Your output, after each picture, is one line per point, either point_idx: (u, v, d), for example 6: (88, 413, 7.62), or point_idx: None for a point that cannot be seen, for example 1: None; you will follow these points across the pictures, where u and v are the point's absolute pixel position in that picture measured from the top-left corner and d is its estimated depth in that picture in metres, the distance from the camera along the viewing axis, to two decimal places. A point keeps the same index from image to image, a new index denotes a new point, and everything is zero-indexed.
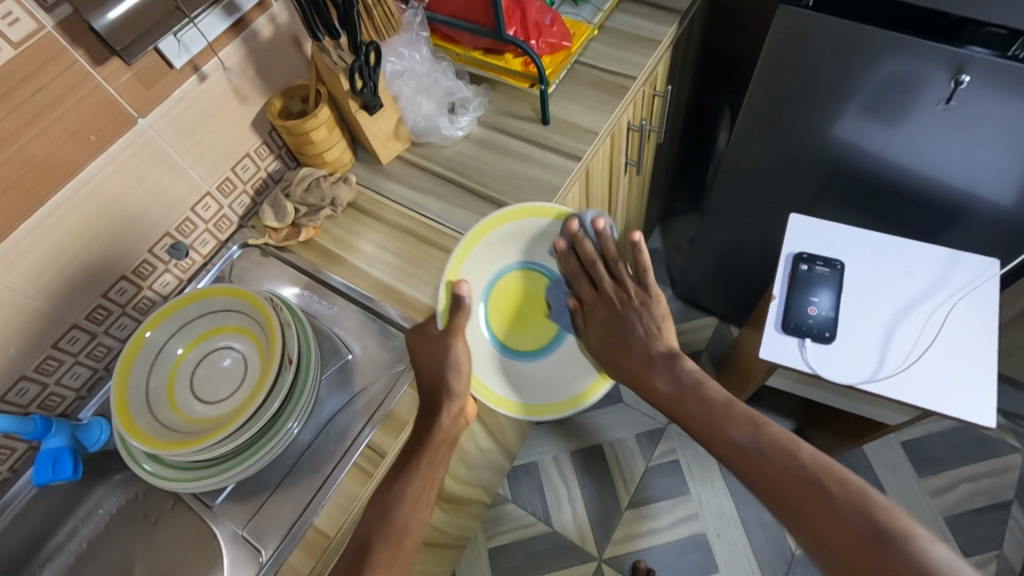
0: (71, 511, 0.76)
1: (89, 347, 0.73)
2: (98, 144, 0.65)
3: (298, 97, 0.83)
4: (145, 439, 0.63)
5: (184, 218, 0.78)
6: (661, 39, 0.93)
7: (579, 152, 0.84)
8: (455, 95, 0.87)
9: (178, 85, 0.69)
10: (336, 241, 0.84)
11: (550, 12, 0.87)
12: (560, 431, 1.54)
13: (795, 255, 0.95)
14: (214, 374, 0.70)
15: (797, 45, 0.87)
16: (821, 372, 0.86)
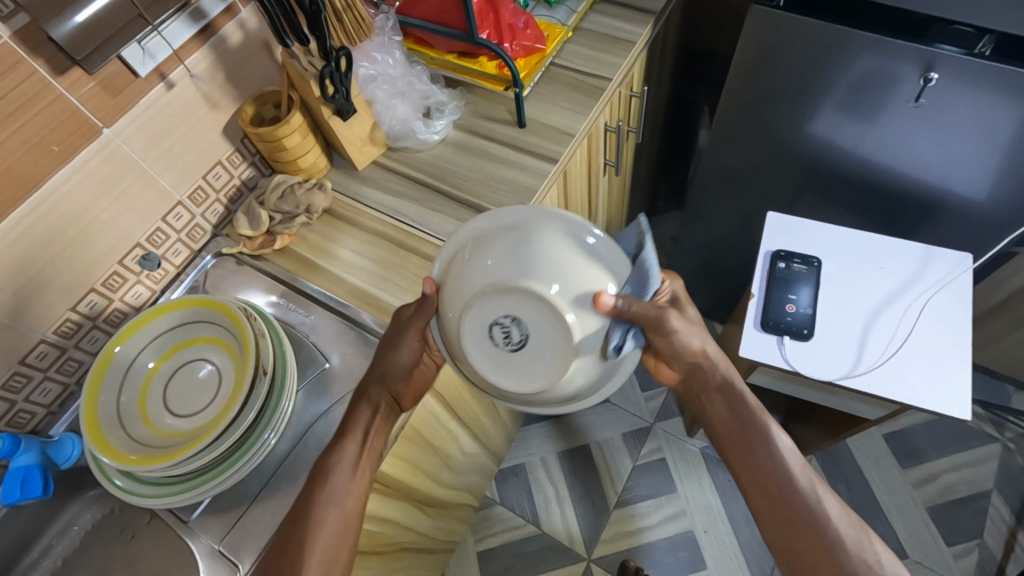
0: (45, 528, 0.74)
1: (59, 362, 0.72)
2: (62, 155, 0.64)
3: (270, 103, 0.81)
4: (116, 455, 0.61)
5: (155, 228, 0.77)
6: (637, 40, 0.93)
7: (555, 154, 0.84)
8: (430, 99, 0.87)
9: (144, 92, 0.68)
10: (313, 248, 0.83)
11: (524, 14, 0.86)
12: (547, 431, 1.55)
13: (773, 252, 0.95)
14: (186, 387, 0.69)
15: (770, 44, 0.87)
16: (800, 369, 0.86)
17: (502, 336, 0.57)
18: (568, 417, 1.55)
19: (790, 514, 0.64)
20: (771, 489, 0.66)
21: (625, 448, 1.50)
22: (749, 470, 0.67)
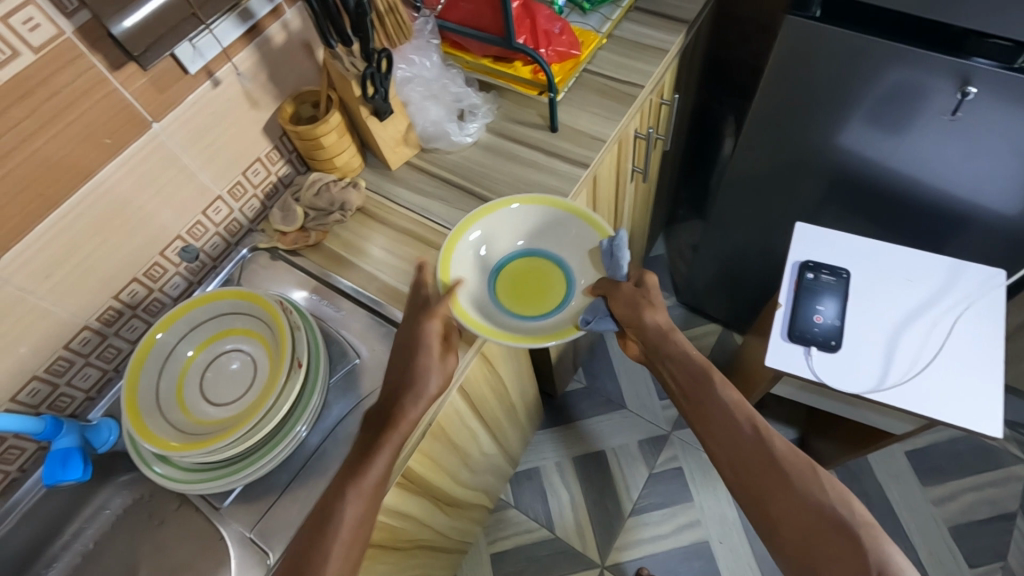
0: (79, 510, 0.76)
1: (99, 348, 0.74)
2: (112, 148, 0.66)
3: (308, 102, 0.84)
4: (156, 440, 0.63)
5: (195, 221, 0.79)
6: (669, 48, 0.94)
7: (587, 159, 0.85)
8: (464, 101, 0.88)
9: (191, 90, 0.70)
10: (344, 245, 0.84)
11: (560, 21, 0.86)
12: (563, 436, 1.54)
13: (801, 263, 0.95)
14: (222, 376, 0.70)
15: (805, 55, 0.87)
16: (827, 380, 0.86)
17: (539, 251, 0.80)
18: (584, 422, 1.55)
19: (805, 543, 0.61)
20: (808, 528, 0.61)
21: (641, 456, 1.50)
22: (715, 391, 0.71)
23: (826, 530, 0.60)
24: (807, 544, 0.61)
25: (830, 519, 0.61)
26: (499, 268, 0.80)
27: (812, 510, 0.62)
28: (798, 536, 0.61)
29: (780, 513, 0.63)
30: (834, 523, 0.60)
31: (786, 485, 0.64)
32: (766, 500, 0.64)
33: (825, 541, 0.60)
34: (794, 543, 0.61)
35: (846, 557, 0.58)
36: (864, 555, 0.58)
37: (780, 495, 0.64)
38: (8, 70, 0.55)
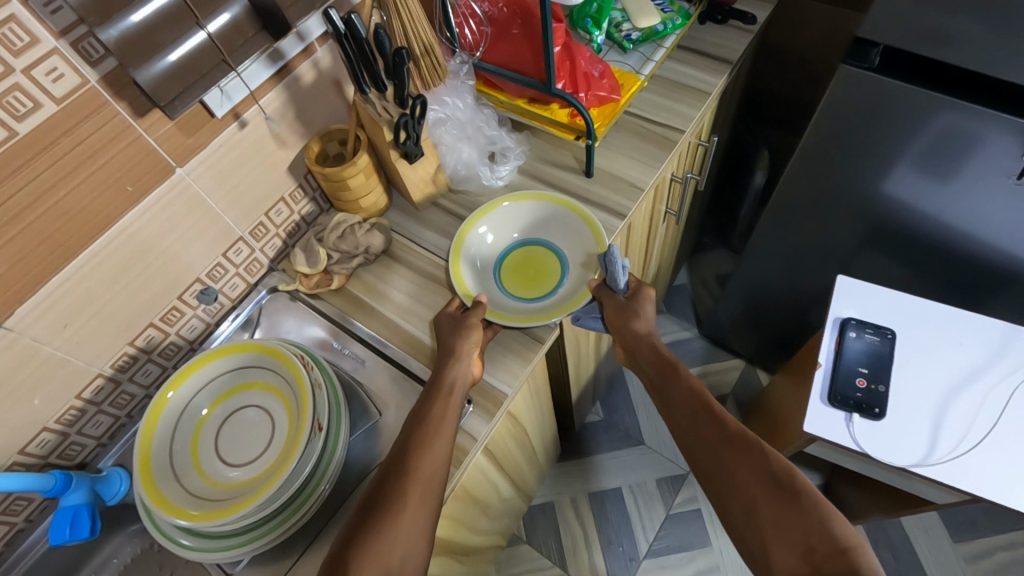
0: (86, 561, 0.73)
1: (113, 395, 0.71)
2: (134, 194, 0.63)
3: (336, 140, 0.81)
4: (171, 508, 0.60)
5: (215, 264, 0.76)
6: (711, 90, 0.90)
7: (624, 208, 0.81)
8: (497, 144, 0.84)
9: (218, 132, 0.67)
10: (367, 289, 0.81)
11: (601, 64, 0.82)
12: (578, 471, 1.50)
13: (843, 320, 0.91)
14: (238, 433, 0.67)
15: (858, 104, 0.83)
16: (870, 451, 0.81)
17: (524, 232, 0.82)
18: (600, 457, 1.51)
19: (753, 509, 0.56)
20: (753, 497, 0.57)
21: (658, 494, 1.45)
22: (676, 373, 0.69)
23: (772, 499, 0.56)
24: (753, 513, 0.56)
25: (776, 487, 0.56)
26: (497, 262, 0.80)
27: (756, 478, 0.58)
28: (746, 510, 0.57)
29: (733, 484, 0.59)
30: (780, 491, 0.56)
31: (736, 455, 0.60)
32: (718, 470, 0.60)
33: (770, 507, 0.55)
34: (744, 517, 0.57)
35: (790, 527, 0.54)
36: (811, 521, 0.53)
37: (729, 464, 0.60)
38: (29, 122, 0.52)
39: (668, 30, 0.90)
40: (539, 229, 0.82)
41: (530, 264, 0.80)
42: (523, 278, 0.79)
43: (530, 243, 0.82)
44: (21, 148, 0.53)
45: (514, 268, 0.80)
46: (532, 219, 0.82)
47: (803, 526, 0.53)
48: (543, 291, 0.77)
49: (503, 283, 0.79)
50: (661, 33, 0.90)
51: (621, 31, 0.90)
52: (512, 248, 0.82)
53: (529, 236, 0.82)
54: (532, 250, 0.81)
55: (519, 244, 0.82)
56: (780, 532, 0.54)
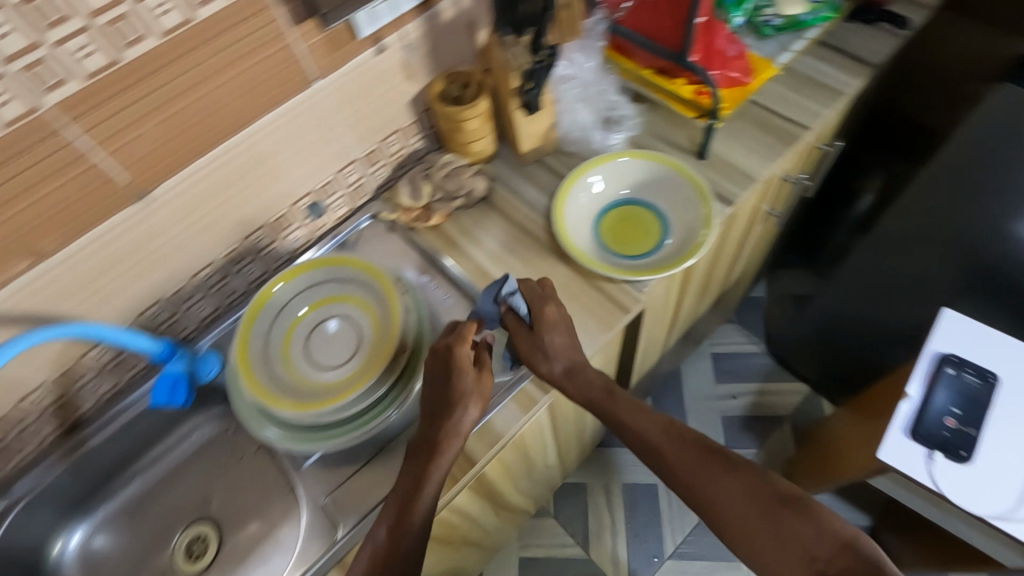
0: (168, 433, 0.81)
1: (220, 285, 0.77)
2: (275, 99, 0.66)
3: (459, 83, 0.81)
4: (258, 389, 0.65)
5: (328, 180, 0.79)
6: (846, 91, 0.85)
7: (732, 195, 0.78)
8: (615, 110, 0.84)
9: (357, 53, 0.70)
10: (462, 231, 0.83)
11: (737, 44, 0.80)
12: (616, 460, 1.50)
13: (941, 355, 0.85)
14: (327, 338, 0.70)
15: (1009, 129, 0.79)
16: (948, 494, 0.77)
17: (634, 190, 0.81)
18: None
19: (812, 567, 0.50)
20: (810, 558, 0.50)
21: None
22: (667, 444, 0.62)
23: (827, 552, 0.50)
24: (750, 538, 0.54)
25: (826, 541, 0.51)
26: (600, 214, 0.80)
27: (746, 497, 0.56)
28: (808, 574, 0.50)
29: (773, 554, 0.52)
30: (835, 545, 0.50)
31: (716, 479, 0.58)
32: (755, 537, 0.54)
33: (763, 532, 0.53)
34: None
35: None
36: (805, 532, 0.52)
37: (762, 527, 0.54)
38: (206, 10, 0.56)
39: (812, 22, 0.88)
40: (649, 191, 0.80)
41: (630, 224, 0.79)
42: (620, 236, 0.79)
43: (637, 202, 0.80)
44: (190, 36, 0.56)
45: (612, 223, 0.79)
46: (644, 180, 0.80)
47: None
48: (642, 251, 0.77)
49: (601, 235, 0.79)
50: (805, 23, 0.88)
51: (762, 15, 0.87)
52: (618, 205, 0.81)
53: (637, 195, 0.81)
54: (636, 210, 0.80)
55: (625, 202, 0.81)
56: (780, 550, 0.52)
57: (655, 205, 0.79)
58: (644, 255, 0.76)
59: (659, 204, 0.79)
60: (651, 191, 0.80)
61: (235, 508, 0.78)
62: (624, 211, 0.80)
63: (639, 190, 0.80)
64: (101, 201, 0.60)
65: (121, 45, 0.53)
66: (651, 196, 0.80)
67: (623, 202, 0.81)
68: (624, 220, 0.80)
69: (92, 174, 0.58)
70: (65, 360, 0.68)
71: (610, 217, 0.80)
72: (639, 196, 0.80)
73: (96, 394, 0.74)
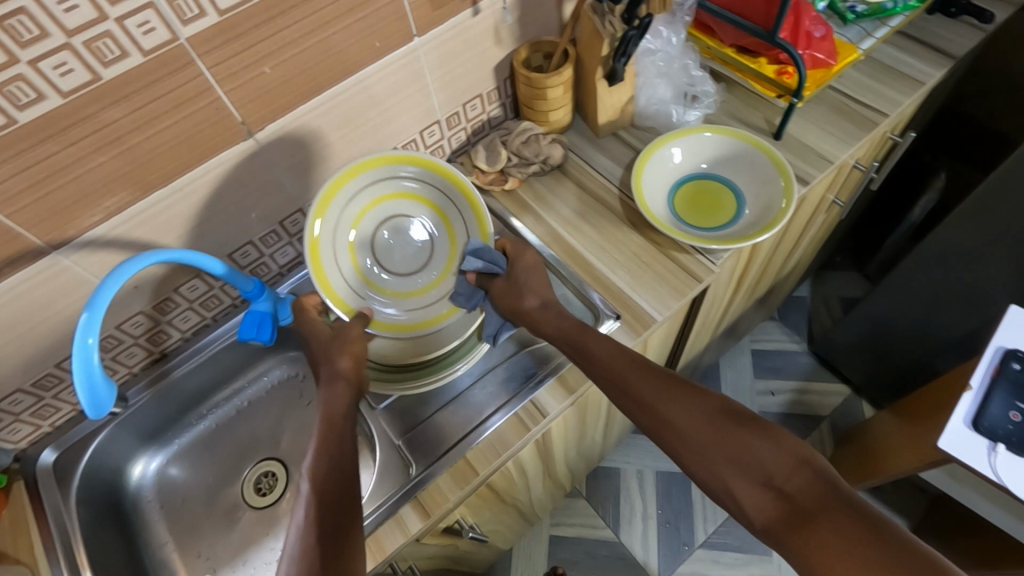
0: (243, 372, 0.84)
1: (304, 232, 0.80)
2: (378, 52, 0.69)
3: (541, 52, 0.84)
4: (330, 284, 0.70)
5: (411, 139, 0.82)
6: (927, 81, 0.85)
7: (809, 176, 0.79)
8: (695, 86, 0.85)
9: (455, 14, 0.72)
10: (536, 197, 0.85)
11: (824, 25, 0.80)
12: (650, 447, 1.51)
13: (1008, 350, 0.84)
14: (394, 238, 0.75)
15: None
16: (1008, 485, 0.77)
17: (710, 164, 0.82)
18: None
19: (796, 514, 0.47)
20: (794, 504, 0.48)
21: None
22: (639, 376, 0.57)
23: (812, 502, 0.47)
24: (706, 457, 0.51)
25: (812, 488, 0.48)
26: (675, 185, 0.82)
27: (703, 417, 0.53)
28: (789, 521, 0.47)
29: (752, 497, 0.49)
30: (820, 492, 0.47)
31: (671, 398, 0.55)
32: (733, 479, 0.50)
33: (719, 452, 0.51)
34: (785, 527, 0.47)
35: (847, 532, 0.44)
36: (761, 454, 0.50)
37: (742, 468, 0.50)
38: None
39: (897, 9, 0.86)
40: (726, 167, 0.81)
41: (705, 197, 0.81)
42: (693, 208, 0.80)
43: (713, 176, 0.82)
44: None
45: (686, 195, 0.81)
46: (722, 155, 0.81)
47: (862, 530, 0.44)
48: (717, 225, 0.78)
49: (675, 206, 0.80)
50: (889, 11, 0.86)
51: (845, 2, 0.87)
52: (693, 179, 0.82)
53: (714, 170, 0.82)
54: (712, 185, 0.81)
55: (701, 176, 0.82)
56: (738, 470, 0.50)
57: (731, 181, 0.81)
58: (718, 228, 0.77)
59: (735, 180, 0.80)
60: (728, 166, 0.81)
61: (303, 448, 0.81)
62: (699, 185, 0.81)
63: (716, 165, 0.82)
64: (216, 136, 0.63)
65: None
66: (727, 172, 0.81)
67: (699, 176, 0.82)
68: (699, 193, 0.81)
69: (213, 108, 0.61)
70: (161, 291, 0.71)
71: (685, 189, 0.81)
72: (715, 171, 0.82)
73: (182, 327, 0.77)
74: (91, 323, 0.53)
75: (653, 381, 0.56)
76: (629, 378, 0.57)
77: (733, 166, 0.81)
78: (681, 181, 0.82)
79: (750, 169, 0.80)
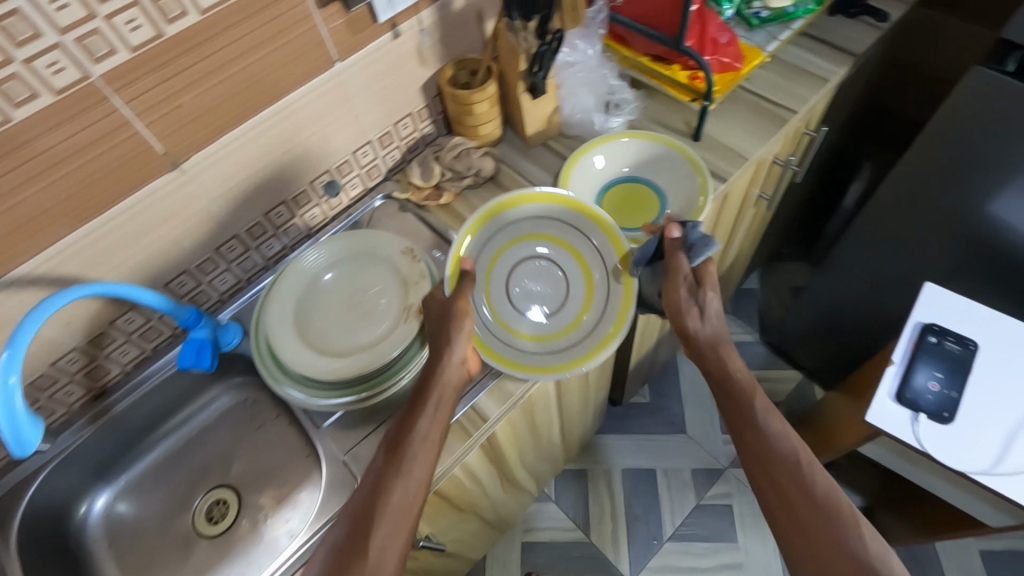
0: (190, 401, 0.84)
1: (241, 258, 0.81)
2: (300, 78, 0.71)
3: (467, 70, 0.86)
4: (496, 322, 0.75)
5: (345, 160, 0.84)
6: (832, 79, 0.91)
7: (726, 173, 0.83)
8: (615, 95, 0.89)
9: (376, 37, 0.74)
10: (471, 209, 0.87)
11: (729, 31, 0.86)
12: (615, 446, 1.54)
13: (924, 324, 0.90)
14: (527, 273, 0.78)
15: (977, 114, 0.81)
16: (931, 451, 0.81)
17: (632, 167, 0.86)
18: (637, 438, 1.54)
19: None
20: None
21: (692, 485, 1.46)
22: (773, 447, 0.64)
23: None
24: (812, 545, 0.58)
25: None
26: (603, 190, 0.86)
27: (824, 511, 0.59)
28: None
29: None
30: None
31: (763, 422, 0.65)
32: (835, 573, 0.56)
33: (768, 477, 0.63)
34: None
35: None
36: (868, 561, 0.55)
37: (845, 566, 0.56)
38: None
39: (798, 13, 0.93)
40: (649, 168, 0.85)
41: (632, 201, 0.85)
42: (618, 212, 0.84)
43: (638, 179, 0.86)
44: (226, 13, 0.60)
45: (611, 200, 0.85)
46: (644, 157, 0.85)
47: None
48: (642, 225, 0.82)
49: (603, 210, 0.84)
50: (791, 15, 0.93)
51: (751, 7, 0.92)
52: (620, 182, 0.86)
53: (638, 173, 0.86)
54: (636, 187, 0.85)
55: (627, 179, 0.86)
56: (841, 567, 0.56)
57: (654, 182, 0.85)
58: (643, 228, 0.81)
59: (658, 181, 0.84)
60: (650, 168, 0.85)
61: (253, 474, 0.81)
62: (625, 189, 0.85)
63: (640, 167, 0.86)
64: (140, 168, 0.64)
65: (162, 20, 0.56)
66: (651, 173, 0.85)
67: (622, 181, 0.86)
68: (623, 196, 0.85)
69: (134, 141, 0.62)
70: (94, 325, 0.71)
71: (610, 194, 0.85)
72: (639, 173, 0.86)
73: (122, 360, 0.78)
74: (13, 361, 0.53)
75: (787, 459, 0.63)
76: (781, 450, 0.63)
77: (654, 167, 0.85)
78: (606, 185, 0.86)
79: (671, 169, 0.83)
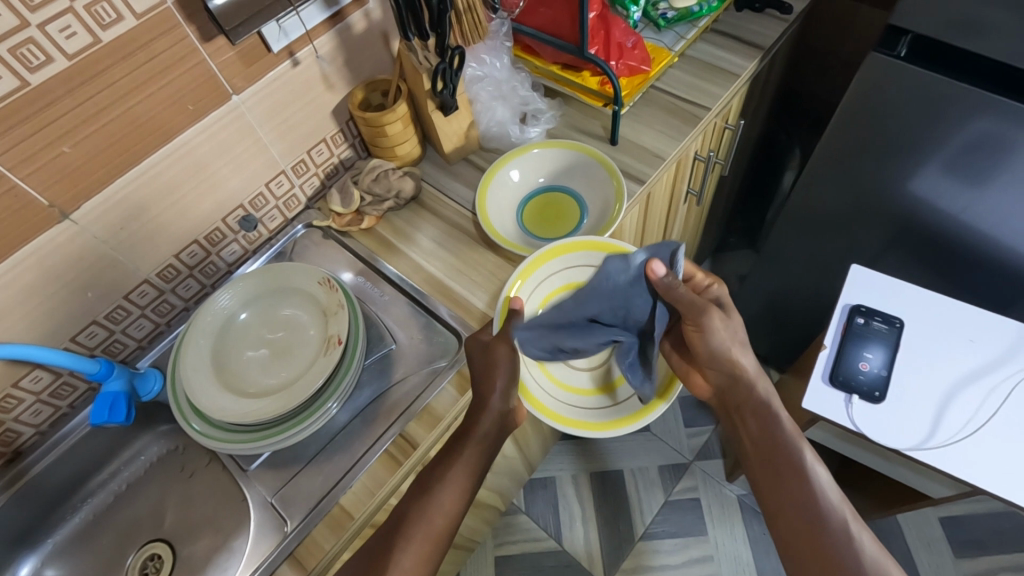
0: (116, 454, 0.81)
1: (155, 303, 0.78)
2: (194, 114, 0.69)
3: (379, 90, 0.85)
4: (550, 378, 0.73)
5: (257, 193, 0.82)
6: (742, 73, 0.92)
7: (644, 175, 0.83)
8: (529, 105, 0.89)
9: (273, 67, 0.73)
10: (395, 231, 0.86)
11: (634, 35, 0.88)
12: (582, 451, 1.53)
13: (852, 306, 0.91)
14: None
15: (880, 99, 0.81)
16: (866, 432, 0.83)
17: (546, 176, 0.87)
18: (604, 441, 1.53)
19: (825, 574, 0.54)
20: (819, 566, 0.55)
21: (659, 481, 1.46)
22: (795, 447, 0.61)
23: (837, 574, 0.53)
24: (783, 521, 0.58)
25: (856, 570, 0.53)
26: (524, 202, 0.86)
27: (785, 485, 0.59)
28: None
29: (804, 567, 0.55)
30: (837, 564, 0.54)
31: (777, 480, 0.60)
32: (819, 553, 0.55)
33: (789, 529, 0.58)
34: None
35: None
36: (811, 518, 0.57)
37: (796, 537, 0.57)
38: (112, 32, 0.58)
39: (702, 12, 0.93)
40: (565, 176, 0.87)
41: (554, 211, 0.86)
42: (540, 224, 0.85)
43: (555, 188, 0.87)
44: (97, 56, 0.58)
45: (529, 211, 0.86)
46: (558, 165, 0.87)
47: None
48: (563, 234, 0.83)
49: (525, 222, 0.85)
50: (697, 14, 0.93)
51: (657, 9, 0.93)
52: (538, 194, 0.87)
53: (553, 182, 0.87)
54: (556, 196, 0.86)
55: (545, 189, 0.87)
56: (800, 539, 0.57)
57: (574, 190, 0.86)
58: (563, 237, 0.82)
59: (573, 187, 0.86)
60: (566, 175, 0.87)
61: (185, 525, 0.77)
62: (542, 198, 0.87)
63: (554, 175, 0.87)
64: (24, 222, 0.61)
65: (26, 69, 0.54)
66: (568, 180, 0.87)
67: (540, 192, 0.87)
68: (540, 206, 0.86)
69: (12, 195, 0.59)
70: None
71: (530, 204, 0.86)
72: (554, 181, 0.87)
73: (34, 422, 0.74)
74: None
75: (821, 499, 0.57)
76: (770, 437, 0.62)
77: (568, 174, 0.86)
78: (523, 195, 0.87)
79: (585, 175, 0.85)
